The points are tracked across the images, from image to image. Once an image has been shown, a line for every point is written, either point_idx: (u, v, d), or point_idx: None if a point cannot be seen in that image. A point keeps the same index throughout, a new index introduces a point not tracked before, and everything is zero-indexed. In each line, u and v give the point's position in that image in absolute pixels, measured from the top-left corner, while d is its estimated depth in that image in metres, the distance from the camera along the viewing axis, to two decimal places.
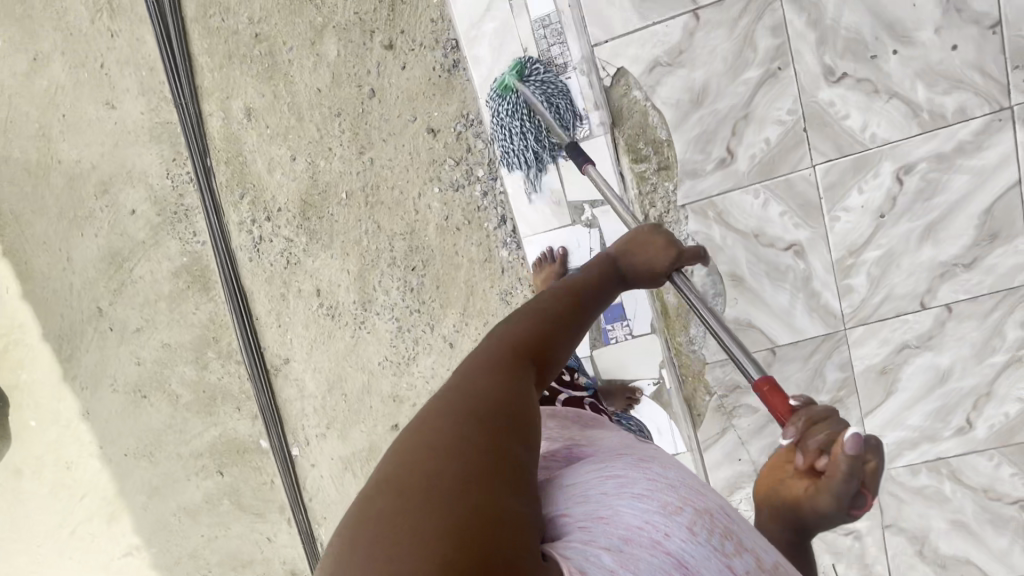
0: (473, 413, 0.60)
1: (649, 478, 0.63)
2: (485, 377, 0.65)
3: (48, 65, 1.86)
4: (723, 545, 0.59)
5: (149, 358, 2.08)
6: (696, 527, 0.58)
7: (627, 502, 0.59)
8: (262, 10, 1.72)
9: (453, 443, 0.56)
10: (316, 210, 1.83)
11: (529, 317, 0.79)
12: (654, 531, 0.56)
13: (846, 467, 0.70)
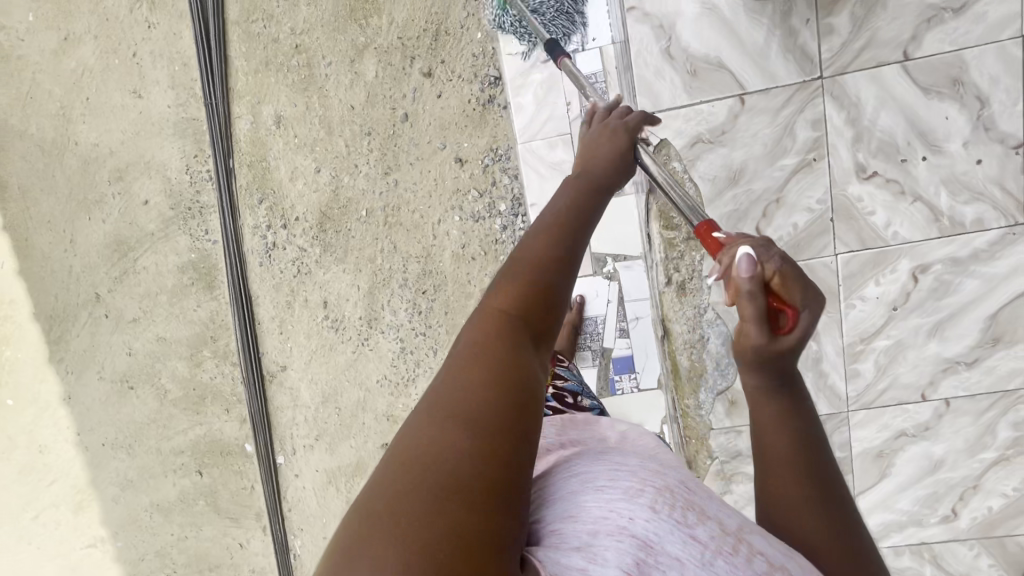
0: (444, 405, 0.52)
1: (614, 470, 0.59)
2: (475, 361, 0.56)
3: (79, 46, 1.84)
4: (688, 517, 0.54)
5: (142, 350, 2.04)
6: (659, 505, 0.54)
7: (592, 495, 0.55)
8: (306, 23, 1.73)
9: (426, 450, 0.49)
10: (333, 224, 1.83)
11: (517, 272, 0.68)
12: (616, 517, 0.52)
13: (752, 289, 0.66)
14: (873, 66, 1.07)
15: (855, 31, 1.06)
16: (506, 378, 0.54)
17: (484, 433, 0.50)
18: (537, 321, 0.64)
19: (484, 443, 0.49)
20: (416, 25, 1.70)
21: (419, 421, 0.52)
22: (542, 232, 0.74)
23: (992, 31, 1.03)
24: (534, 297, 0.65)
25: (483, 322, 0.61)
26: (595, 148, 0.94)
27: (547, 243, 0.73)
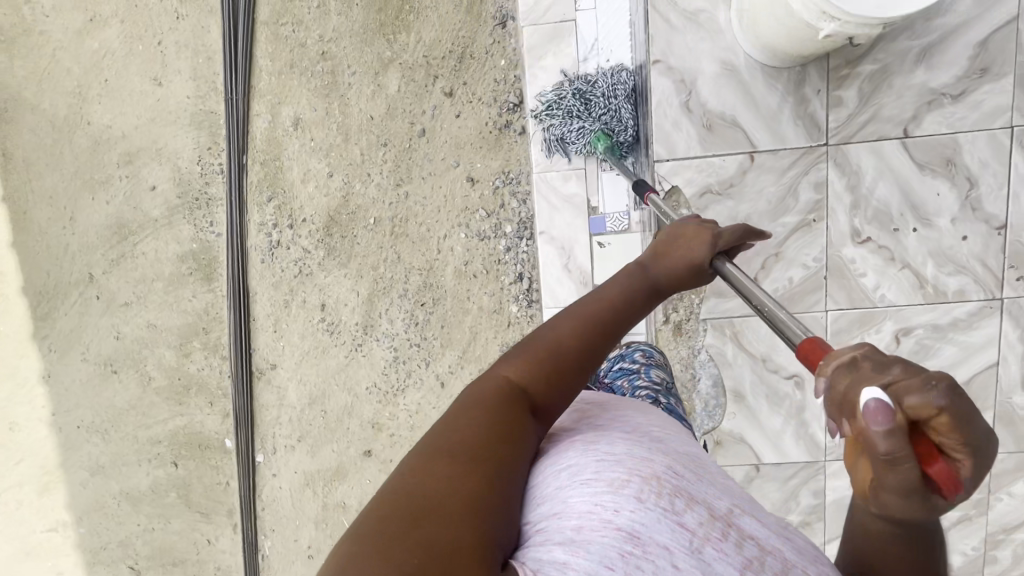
0: (436, 448, 0.56)
1: (600, 456, 0.57)
2: (471, 416, 0.59)
3: (104, 28, 1.85)
4: (677, 506, 0.53)
5: (131, 334, 2.03)
6: (646, 495, 0.52)
7: (576, 489, 0.54)
8: (335, 31, 1.76)
9: (414, 483, 0.52)
10: (340, 229, 1.86)
11: (536, 341, 0.67)
12: (602, 512, 0.51)
13: (899, 449, 0.40)
14: (875, 139, 1.14)
15: (862, 105, 1.13)
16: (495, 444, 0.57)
17: (460, 476, 0.53)
18: (543, 397, 0.64)
19: (463, 479, 0.52)
20: (443, 45, 1.74)
21: (410, 457, 0.56)
22: (577, 307, 0.71)
23: (986, 119, 1.11)
24: (540, 370, 0.65)
25: (491, 385, 0.63)
26: (667, 242, 0.81)
27: (581, 323, 0.69)
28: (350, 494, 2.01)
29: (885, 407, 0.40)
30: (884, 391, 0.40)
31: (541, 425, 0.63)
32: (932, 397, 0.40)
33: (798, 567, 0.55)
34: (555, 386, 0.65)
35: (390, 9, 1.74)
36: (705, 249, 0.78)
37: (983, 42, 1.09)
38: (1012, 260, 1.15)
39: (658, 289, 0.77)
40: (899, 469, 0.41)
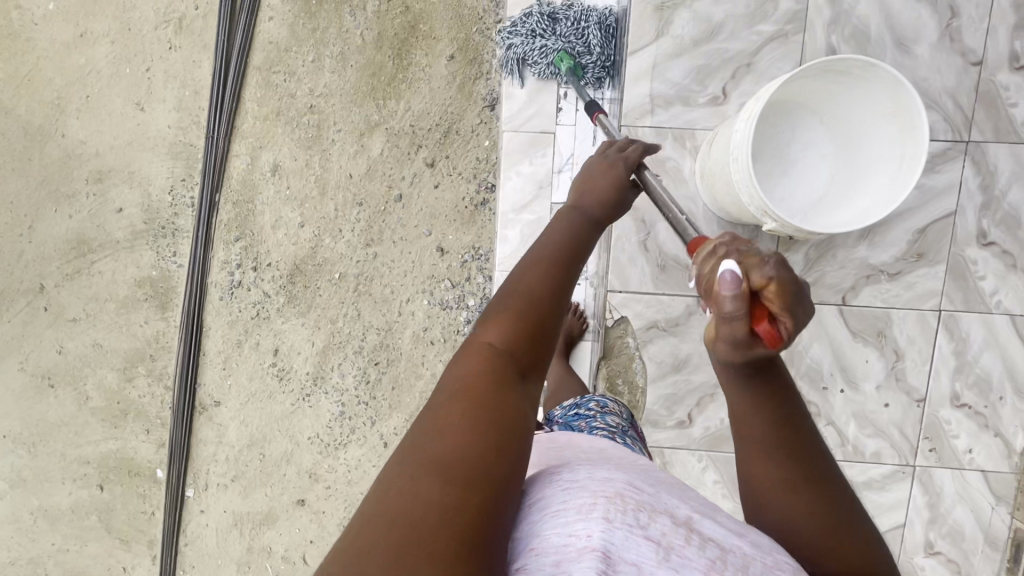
0: (423, 453, 0.53)
1: (564, 487, 0.58)
2: (455, 404, 0.57)
3: (93, 47, 1.83)
4: (642, 520, 0.55)
5: (74, 351, 1.98)
6: (612, 515, 0.54)
7: (548, 522, 0.54)
8: (326, 87, 1.77)
9: (402, 496, 0.50)
10: (304, 278, 1.85)
11: (509, 302, 0.69)
12: (573, 538, 0.52)
13: (736, 312, 0.55)
14: (816, 304, 1.27)
15: (807, 269, 1.27)
16: (492, 412, 0.57)
17: (453, 487, 0.50)
18: (529, 354, 0.65)
19: (455, 488, 0.50)
20: (431, 117, 1.77)
21: (396, 466, 0.54)
22: (538, 261, 0.74)
23: (916, 298, 1.26)
24: (520, 330, 0.66)
25: (473, 356, 0.63)
26: (590, 182, 0.93)
27: (545, 273, 0.73)
28: (277, 540, 1.98)
29: (724, 280, 0.55)
30: (724, 270, 0.55)
31: (530, 384, 0.63)
32: (764, 265, 0.55)
33: (759, 560, 0.58)
34: (537, 346, 0.66)
35: (383, 75, 1.76)
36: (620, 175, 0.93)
37: (921, 232, 1.23)
38: (927, 432, 1.30)
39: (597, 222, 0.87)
40: (737, 331, 0.56)
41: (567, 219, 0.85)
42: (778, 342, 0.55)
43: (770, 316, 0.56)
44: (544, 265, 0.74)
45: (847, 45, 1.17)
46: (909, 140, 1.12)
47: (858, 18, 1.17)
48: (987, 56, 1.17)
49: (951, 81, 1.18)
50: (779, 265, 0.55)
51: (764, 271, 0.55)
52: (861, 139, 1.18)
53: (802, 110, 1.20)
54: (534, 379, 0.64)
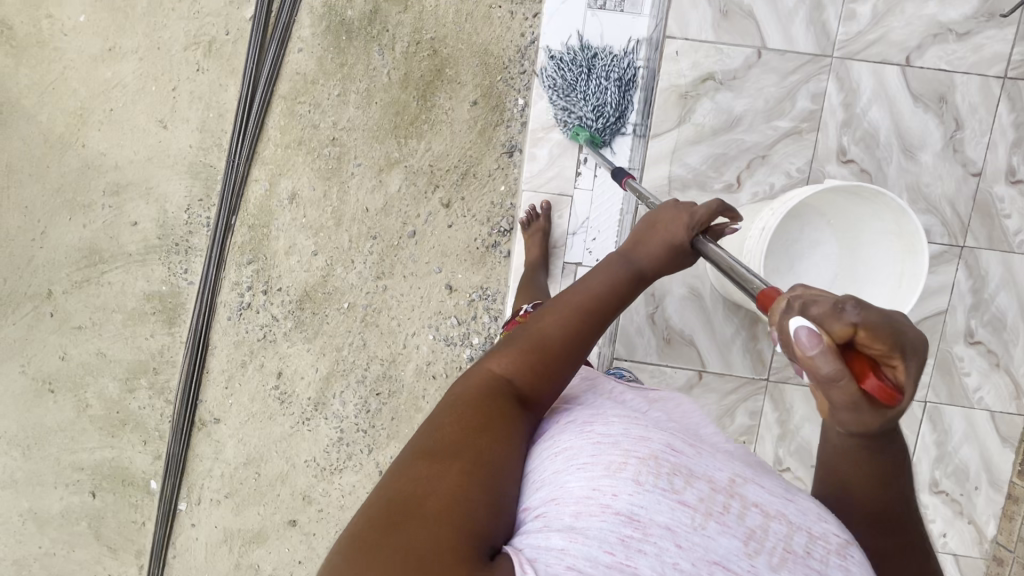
0: (422, 448, 0.67)
1: (596, 442, 0.67)
2: (453, 415, 0.71)
3: (121, 61, 1.84)
4: (674, 484, 0.62)
5: (78, 358, 1.99)
6: (643, 478, 0.62)
7: (574, 476, 0.64)
8: (350, 121, 1.81)
9: (403, 480, 0.63)
10: (313, 305, 1.89)
11: (521, 338, 0.81)
12: (601, 495, 0.61)
13: (839, 374, 0.54)
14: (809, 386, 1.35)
15: None
16: (481, 421, 0.70)
17: (442, 475, 0.63)
18: (529, 386, 0.77)
19: (447, 473, 0.63)
20: (450, 159, 1.81)
21: (401, 457, 0.67)
22: (563, 302, 0.84)
23: None
24: (526, 362, 0.78)
25: (478, 378, 0.77)
26: (650, 234, 0.95)
27: (566, 319, 0.82)
28: (266, 558, 2.01)
29: (804, 343, 0.55)
30: (797, 331, 0.55)
31: (529, 410, 0.76)
32: (849, 313, 0.54)
33: (802, 528, 0.63)
34: (543, 382, 0.78)
35: (406, 114, 1.80)
36: (683, 232, 0.93)
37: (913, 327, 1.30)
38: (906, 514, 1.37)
39: (643, 275, 0.91)
40: (846, 391, 0.55)
41: (608, 268, 0.90)
42: (896, 392, 0.55)
43: (876, 366, 0.55)
44: (567, 301, 0.84)
45: (856, 146, 1.22)
46: (910, 258, 1.19)
47: (869, 122, 1.21)
48: (986, 168, 1.23)
49: (950, 190, 1.23)
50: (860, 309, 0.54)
51: (852, 320, 0.54)
52: (867, 246, 1.24)
53: (813, 212, 1.26)
54: (529, 402, 0.77)
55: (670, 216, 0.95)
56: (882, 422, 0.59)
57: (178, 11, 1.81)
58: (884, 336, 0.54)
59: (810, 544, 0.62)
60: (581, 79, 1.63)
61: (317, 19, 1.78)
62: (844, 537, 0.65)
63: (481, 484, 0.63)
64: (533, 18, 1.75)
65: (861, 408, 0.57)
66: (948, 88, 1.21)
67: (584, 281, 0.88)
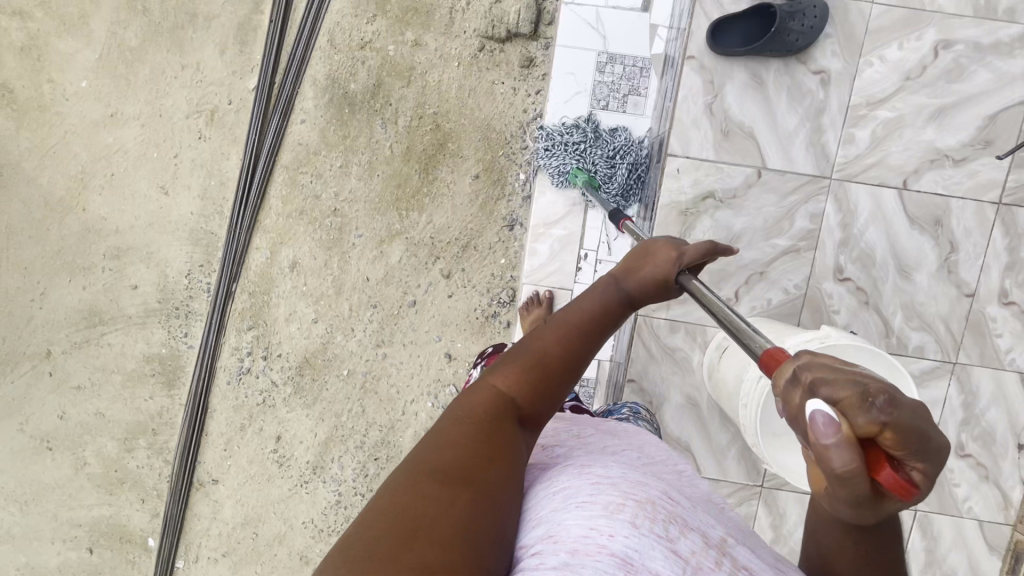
0: (422, 466, 0.58)
1: (595, 482, 0.64)
2: (454, 434, 0.62)
3: (122, 126, 1.84)
4: (670, 532, 0.60)
5: (77, 417, 2.00)
6: (640, 520, 0.59)
7: (571, 513, 0.60)
8: (351, 193, 1.81)
9: (402, 498, 0.54)
10: (313, 371, 1.90)
11: (523, 353, 0.73)
12: (598, 535, 0.56)
13: (851, 470, 0.46)
14: (802, 492, 1.38)
15: None
16: (488, 440, 0.62)
17: (447, 497, 0.54)
18: (530, 404, 0.70)
19: (452, 496, 0.54)
20: (451, 232, 1.82)
21: (397, 475, 0.58)
22: (561, 320, 0.77)
23: None
24: (529, 383, 0.71)
25: (480, 396, 0.68)
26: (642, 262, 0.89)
27: (565, 338, 0.75)
28: None
29: (819, 431, 0.46)
30: (813, 416, 0.46)
31: (527, 431, 0.69)
32: (877, 407, 0.45)
33: None
34: (542, 406, 0.71)
35: (408, 187, 1.81)
36: (672, 268, 0.86)
37: None
38: None
39: (632, 299, 0.84)
40: (853, 488, 0.47)
41: (597, 289, 0.83)
42: (911, 490, 0.47)
43: (888, 459, 0.47)
44: (568, 318, 0.77)
45: (853, 266, 1.20)
46: None
47: (866, 242, 1.20)
48: (979, 290, 1.20)
49: (944, 310, 1.21)
50: (890, 405, 0.45)
51: (879, 416, 0.45)
52: None
53: None
54: (530, 425, 0.70)
55: (653, 250, 0.90)
56: (878, 517, 0.51)
57: (181, 79, 1.81)
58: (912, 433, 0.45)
59: None
60: (583, 146, 1.65)
61: (320, 91, 1.78)
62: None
63: (486, 512, 0.55)
64: (535, 95, 1.75)
65: (861, 504, 0.48)
66: (944, 212, 1.18)
67: (577, 303, 0.81)
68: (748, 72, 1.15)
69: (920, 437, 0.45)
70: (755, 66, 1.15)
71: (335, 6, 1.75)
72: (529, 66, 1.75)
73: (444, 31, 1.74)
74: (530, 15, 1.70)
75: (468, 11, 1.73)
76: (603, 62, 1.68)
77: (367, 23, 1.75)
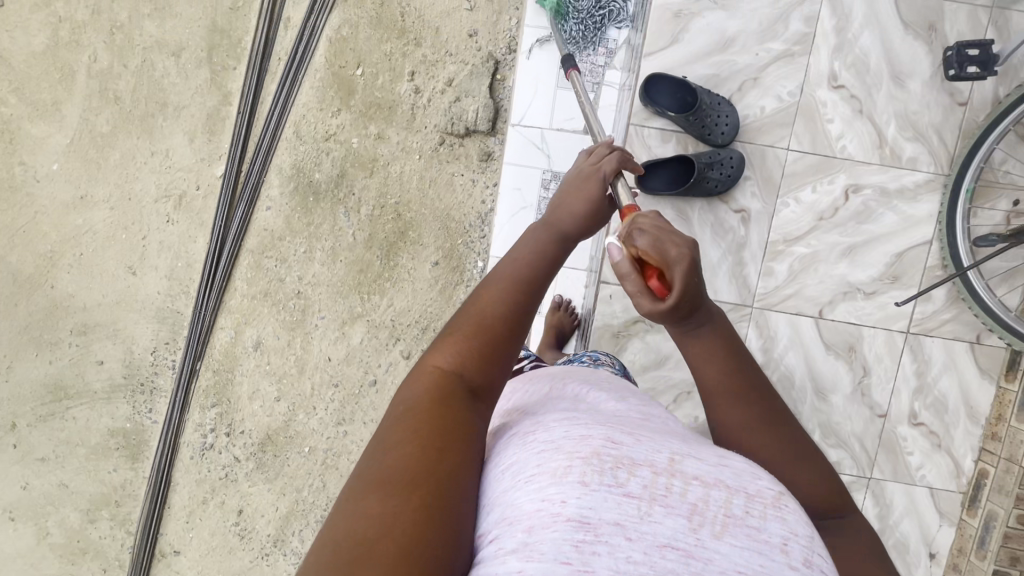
0: (368, 474, 0.55)
1: (540, 450, 0.59)
2: (401, 429, 0.59)
3: (93, 208, 1.90)
4: (620, 477, 0.54)
5: (39, 488, 2.02)
6: (589, 477, 0.54)
7: (521, 489, 0.55)
8: (315, 276, 1.87)
9: (352, 516, 0.51)
10: (275, 447, 1.94)
11: (461, 326, 0.73)
12: (550, 506, 0.52)
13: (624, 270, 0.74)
14: None
15: None
16: (441, 426, 0.60)
17: (399, 506, 0.51)
18: (478, 372, 0.69)
19: (402, 503, 0.51)
20: (410, 314, 1.87)
21: (346, 491, 0.55)
22: (498, 280, 0.78)
23: None
24: (474, 352, 0.70)
25: (426, 382, 0.66)
26: (566, 200, 0.96)
27: (503, 295, 0.76)
28: None
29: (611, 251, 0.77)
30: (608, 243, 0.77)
31: (482, 401, 0.68)
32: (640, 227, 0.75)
33: (738, 493, 0.56)
34: (489, 369, 0.70)
35: (370, 272, 1.87)
36: (597, 188, 0.96)
37: None
38: None
39: (566, 238, 0.90)
40: (633, 288, 0.73)
41: (531, 238, 0.87)
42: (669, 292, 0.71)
43: (661, 271, 0.73)
44: (510, 272, 0.80)
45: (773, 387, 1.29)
46: None
47: (786, 365, 1.29)
48: (891, 412, 1.29)
49: (858, 429, 1.29)
50: (647, 228, 0.74)
51: (636, 242, 0.74)
52: None
53: None
54: (484, 395, 0.68)
55: (580, 181, 0.97)
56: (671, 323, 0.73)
57: (149, 165, 1.88)
58: (658, 250, 0.71)
59: (748, 503, 0.55)
60: None
61: (285, 180, 1.85)
62: (777, 489, 0.58)
63: (444, 507, 0.53)
64: (493, 187, 1.83)
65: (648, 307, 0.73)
66: (857, 339, 1.28)
67: (512, 255, 0.84)
68: (674, 208, 1.27)
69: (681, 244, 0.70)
70: (680, 204, 1.26)
71: (301, 100, 1.83)
72: (486, 160, 1.82)
73: (406, 126, 1.82)
74: (487, 113, 1.79)
75: (428, 107, 1.82)
76: (547, 180, 1.73)
77: (332, 117, 1.83)
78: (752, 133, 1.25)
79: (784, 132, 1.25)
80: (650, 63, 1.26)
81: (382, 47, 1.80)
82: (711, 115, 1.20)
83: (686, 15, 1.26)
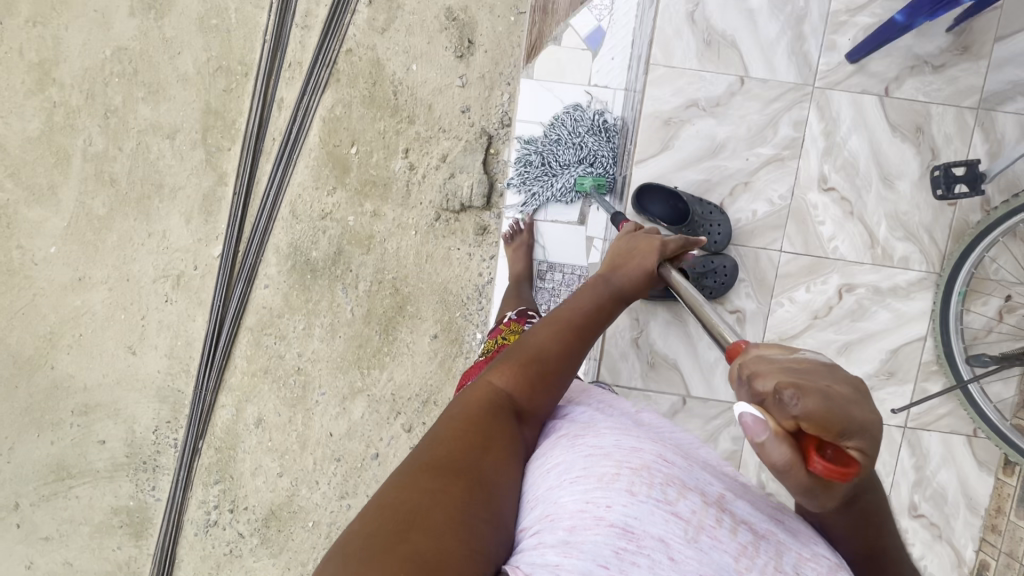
0: (418, 459, 0.62)
1: (588, 454, 0.64)
2: (454, 429, 0.67)
3: (92, 289, 1.91)
4: (669, 495, 0.60)
5: (43, 567, 2.02)
6: (636, 488, 0.59)
7: (567, 488, 0.61)
8: (315, 352, 1.88)
9: (399, 488, 0.57)
10: (279, 522, 1.94)
11: (517, 351, 0.79)
12: (595, 508, 0.57)
13: (786, 463, 0.48)
14: None
15: None
16: (482, 433, 0.67)
17: (443, 487, 0.57)
18: (526, 397, 0.75)
19: (446, 486, 0.58)
20: (410, 388, 1.88)
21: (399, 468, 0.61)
22: (550, 319, 0.84)
23: None
24: (525, 377, 0.76)
25: (481, 393, 0.73)
26: (627, 258, 0.94)
27: (555, 331, 0.82)
28: None
29: (751, 430, 0.49)
30: (742, 417, 0.49)
31: (525, 424, 0.74)
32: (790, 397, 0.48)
33: (792, 550, 0.60)
34: (536, 398, 0.76)
35: (369, 347, 1.88)
36: (653, 258, 0.92)
37: None
38: None
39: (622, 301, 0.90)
40: (795, 478, 0.50)
41: (590, 290, 0.90)
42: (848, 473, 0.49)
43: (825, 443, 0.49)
44: (559, 311, 0.85)
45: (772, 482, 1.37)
46: None
47: None
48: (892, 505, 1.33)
49: None
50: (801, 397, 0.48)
51: (793, 413, 0.48)
52: None
53: None
54: (528, 418, 0.74)
55: (640, 246, 0.95)
56: (835, 495, 0.53)
57: (147, 247, 1.88)
58: (833, 424, 0.48)
59: (800, 565, 0.59)
60: (556, 157, 1.68)
61: (283, 258, 1.86)
62: (836, 561, 0.62)
63: (480, 497, 0.59)
64: (489, 261, 1.83)
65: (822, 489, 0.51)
66: None
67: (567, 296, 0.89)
68: (669, 311, 1.39)
69: (856, 415, 0.48)
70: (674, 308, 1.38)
71: (297, 178, 1.84)
72: (483, 234, 1.83)
73: (401, 202, 1.83)
74: (482, 189, 1.80)
75: (423, 183, 1.83)
76: (542, 269, 1.73)
77: (327, 195, 1.84)
78: (745, 237, 1.30)
79: (776, 235, 1.30)
80: (642, 172, 1.32)
81: (376, 125, 1.82)
82: (703, 225, 1.25)
83: (677, 121, 1.31)
